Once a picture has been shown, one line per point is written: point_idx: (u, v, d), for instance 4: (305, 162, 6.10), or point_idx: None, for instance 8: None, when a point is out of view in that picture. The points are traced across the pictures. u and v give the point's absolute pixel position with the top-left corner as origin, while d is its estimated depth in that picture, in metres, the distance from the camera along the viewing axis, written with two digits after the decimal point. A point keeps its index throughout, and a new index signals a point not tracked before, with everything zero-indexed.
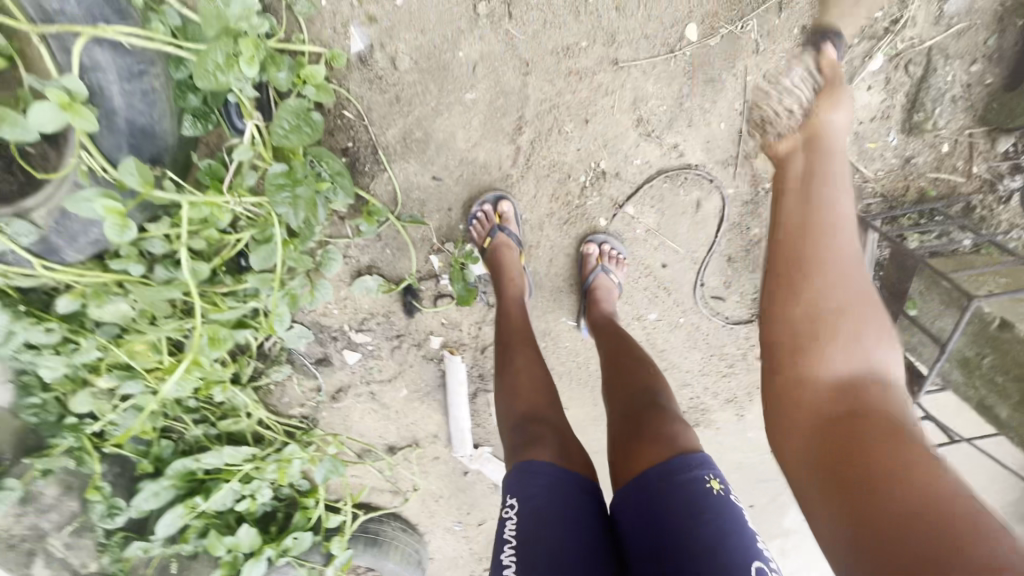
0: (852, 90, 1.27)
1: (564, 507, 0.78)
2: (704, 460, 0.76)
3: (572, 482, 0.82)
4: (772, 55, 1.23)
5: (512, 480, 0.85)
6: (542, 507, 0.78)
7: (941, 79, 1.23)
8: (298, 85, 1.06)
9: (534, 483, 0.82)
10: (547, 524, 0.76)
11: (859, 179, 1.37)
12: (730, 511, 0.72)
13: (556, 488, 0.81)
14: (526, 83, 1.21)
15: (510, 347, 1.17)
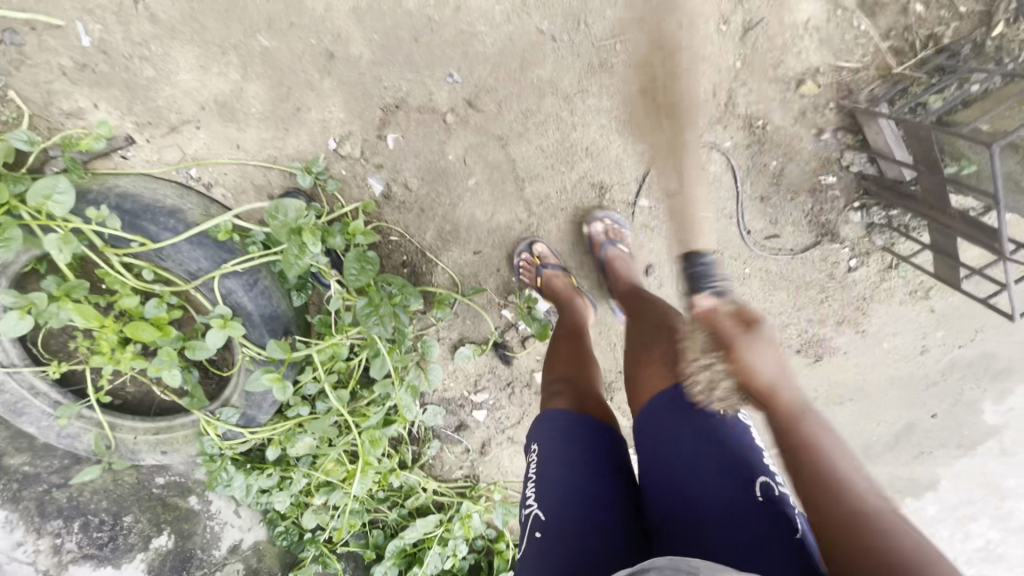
0: (791, 10, 1.32)
1: (578, 445, 0.96)
2: (714, 392, 0.96)
3: (594, 421, 1.01)
4: (701, 20, 1.33)
5: (536, 430, 1.04)
6: (562, 444, 0.97)
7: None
8: (351, 239, 1.40)
9: (554, 428, 1.01)
10: (565, 457, 0.95)
11: (848, 75, 1.37)
12: (734, 435, 0.90)
13: (580, 427, 0.99)
14: (508, 151, 1.44)
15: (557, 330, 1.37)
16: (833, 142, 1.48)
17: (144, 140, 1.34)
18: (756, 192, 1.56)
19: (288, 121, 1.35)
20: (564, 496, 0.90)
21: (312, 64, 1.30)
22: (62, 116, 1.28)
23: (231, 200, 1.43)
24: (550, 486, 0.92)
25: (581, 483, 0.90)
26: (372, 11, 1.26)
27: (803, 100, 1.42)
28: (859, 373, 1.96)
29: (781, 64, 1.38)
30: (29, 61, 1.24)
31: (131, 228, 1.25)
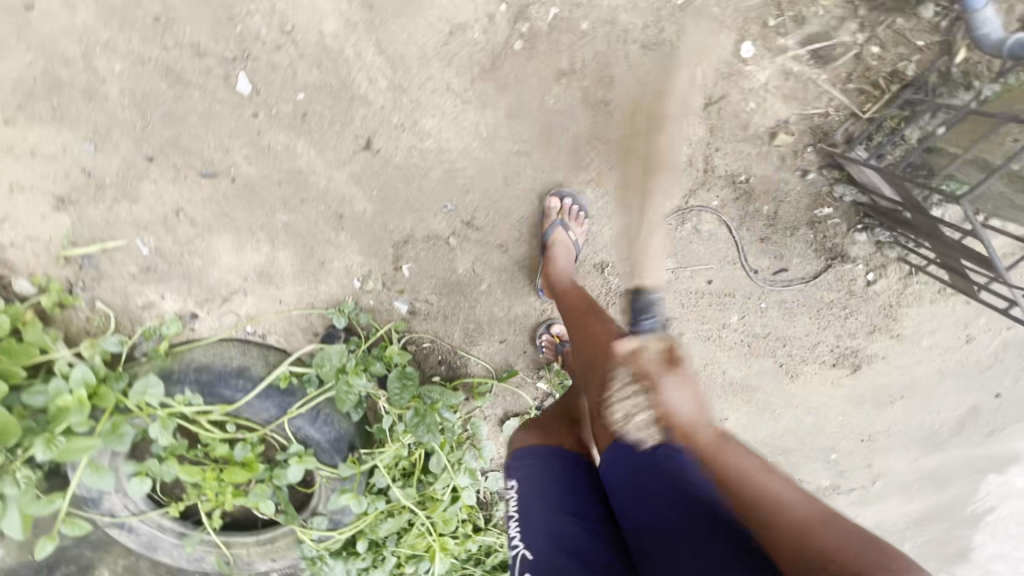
0: (748, 78, 1.37)
1: (544, 486, 1.01)
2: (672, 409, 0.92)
3: (558, 456, 1.06)
4: (665, 104, 1.40)
5: (515, 469, 1.09)
6: (534, 486, 1.02)
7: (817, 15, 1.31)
8: (389, 361, 1.58)
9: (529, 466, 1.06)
10: (535, 501, 1.00)
11: (819, 119, 1.40)
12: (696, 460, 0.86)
13: (546, 465, 1.04)
14: (511, 252, 1.56)
15: None
16: (820, 178, 1.51)
17: (206, 313, 1.57)
18: (754, 235, 1.60)
19: (318, 273, 1.54)
20: (538, 540, 0.95)
21: (328, 225, 1.47)
22: (140, 309, 1.52)
23: (283, 343, 1.64)
24: (529, 533, 0.97)
25: (551, 524, 0.95)
26: (367, 172, 1.41)
27: (781, 149, 1.46)
28: (905, 372, 1.95)
29: (751, 123, 1.42)
30: (105, 275, 1.48)
31: (209, 395, 1.48)
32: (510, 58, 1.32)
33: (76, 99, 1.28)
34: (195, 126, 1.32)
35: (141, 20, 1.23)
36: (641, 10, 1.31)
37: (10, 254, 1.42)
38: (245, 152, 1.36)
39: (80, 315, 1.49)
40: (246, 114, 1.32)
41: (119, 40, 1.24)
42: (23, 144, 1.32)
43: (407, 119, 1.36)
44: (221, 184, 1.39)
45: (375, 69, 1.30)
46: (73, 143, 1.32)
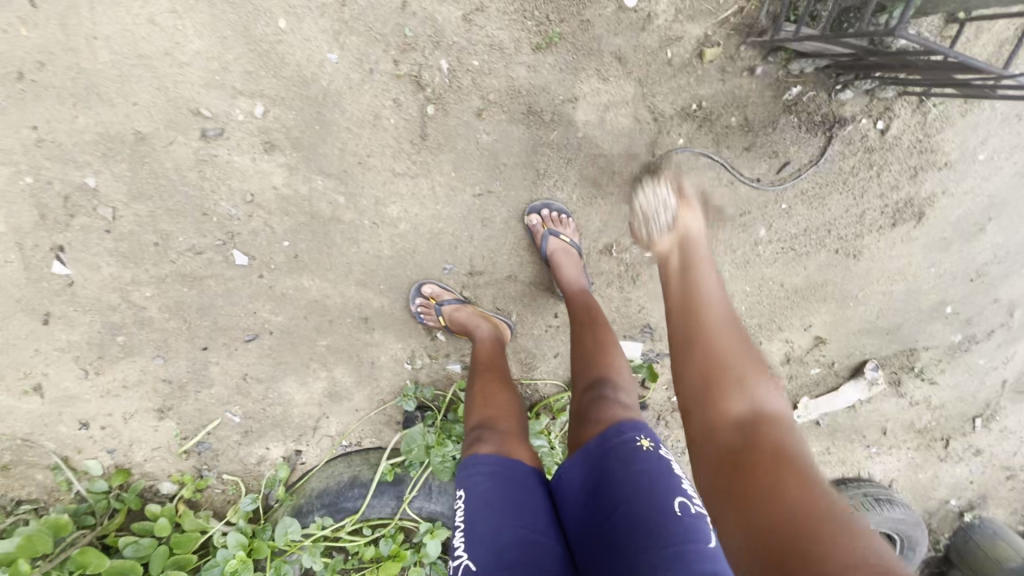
0: (650, 20, 1.40)
1: (506, 491, 1.02)
2: (633, 427, 1.01)
3: (510, 467, 1.07)
4: (586, 83, 1.43)
5: (463, 474, 1.09)
6: (494, 493, 1.02)
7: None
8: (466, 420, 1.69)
9: (478, 471, 1.07)
10: (486, 506, 1.00)
11: (736, 17, 1.41)
12: (652, 462, 0.95)
13: (499, 473, 1.06)
14: (521, 277, 1.62)
15: (480, 374, 1.40)
16: (772, 67, 1.48)
17: (306, 445, 1.77)
18: (737, 149, 1.56)
19: (373, 373, 1.70)
20: (484, 545, 0.95)
21: (362, 331, 1.63)
22: (256, 464, 1.76)
23: (377, 442, 1.80)
24: (474, 536, 0.98)
25: (500, 530, 0.96)
26: (368, 273, 1.55)
27: (718, 61, 1.45)
28: (978, 196, 1.76)
29: (675, 55, 1.43)
30: (220, 451, 1.73)
31: (336, 513, 1.65)
32: (432, 121, 1.42)
33: (135, 330, 1.53)
34: (223, 306, 1.53)
35: (147, 251, 1.44)
36: (519, 18, 1.37)
37: (147, 467, 1.71)
38: (269, 307, 1.55)
39: (217, 490, 1.75)
40: (254, 278, 1.50)
41: (140, 273, 1.46)
42: (116, 382, 1.60)
43: (376, 216, 1.48)
44: (265, 340, 1.60)
45: (331, 191, 1.44)
46: (148, 363, 1.58)
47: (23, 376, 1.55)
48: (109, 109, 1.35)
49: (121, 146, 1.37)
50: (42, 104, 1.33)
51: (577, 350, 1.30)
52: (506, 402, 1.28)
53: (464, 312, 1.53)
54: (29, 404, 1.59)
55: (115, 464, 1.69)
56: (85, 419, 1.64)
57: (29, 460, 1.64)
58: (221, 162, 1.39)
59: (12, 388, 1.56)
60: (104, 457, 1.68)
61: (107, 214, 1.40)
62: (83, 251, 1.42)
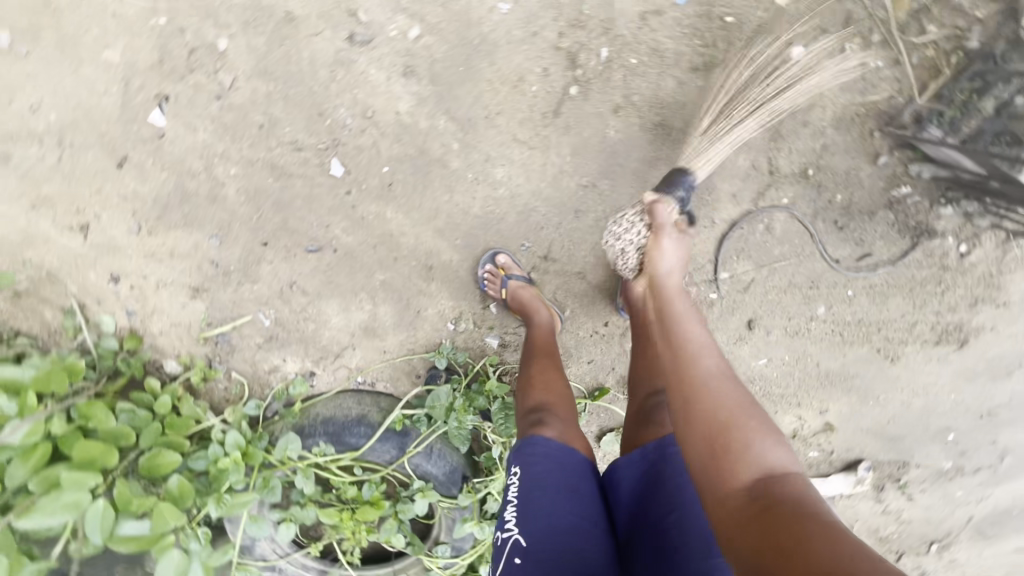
0: (802, 79, 1.41)
1: (562, 477, 1.04)
2: None
3: (566, 453, 1.08)
4: (722, 118, 1.43)
5: (516, 452, 1.10)
6: (550, 477, 1.04)
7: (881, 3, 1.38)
8: (489, 395, 1.69)
9: (534, 451, 1.07)
10: (543, 487, 1.02)
11: (880, 103, 1.45)
12: None
13: (555, 457, 1.06)
14: (589, 278, 1.63)
15: (534, 358, 1.41)
16: (894, 162, 1.50)
17: (322, 370, 1.75)
18: (829, 226, 1.60)
19: (414, 322, 1.69)
20: (537, 526, 0.97)
21: (420, 278, 1.62)
22: (267, 373, 1.73)
23: (390, 388, 1.79)
24: (526, 513, 1.00)
25: (556, 514, 0.98)
26: (450, 226, 1.54)
27: (848, 139, 1.48)
28: (1018, 342, 1.84)
29: (810, 119, 1.46)
30: (238, 348, 1.70)
31: (338, 444, 1.65)
32: (570, 102, 1.42)
33: (204, 204, 1.48)
34: (299, 209, 1.50)
35: (249, 130, 1.40)
36: (687, 35, 1.39)
37: (160, 340, 1.67)
38: (343, 226, 1.53)
39: (220, 385, 1.71)
40: (341, 193, 1.48)
41: (233, 149, 1.42)
42: (164, 248, 1.55)
43: (480, 173, 1.47)
44: (326, 257, 1.57)
45: (449, 135, 1.43)
46: (203, 239, 1.54)
47: (75, 211, 1.48)
48: None
49: (267, 21, 1.34)
50: None
51: (637, 361, 1.33)
52: (563, 391, 1.29)
53: (530, 292, 1.54)
54: (68, 241, 1.53)
55: (131, 327, 1.65)
56: (118, 273, 1.59)
57: (46, 295, 1.59)
58: (357, 70, 1.37)
59: (58, 220, 1.49)
60: (122, 317, 1.64)
61: (225, 81, 1.36)
62: (186, 109, 1.38)
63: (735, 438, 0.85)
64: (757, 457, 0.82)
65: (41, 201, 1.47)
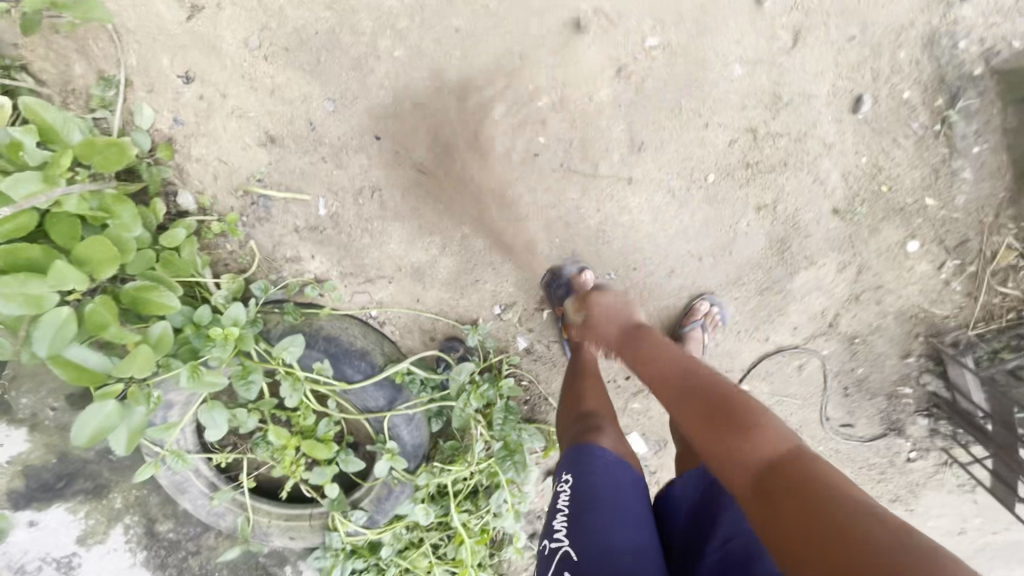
0: (899, 268, 1.54)
1: (618, 490, 1.03)
2: None
3: (622, 468, 1.07)
4: (824, 262, 1.54)
5: (569, 461, 1.09)
6: (607, 487, 1.03)
7: (997, 245, 1.47)
8: (499, 391, 1.64)
9: (591, 463, 1.07)
10: (599, 500, 1.00)
11: (939, 318, 1.60)
12: None
13: (610, 470, 1.05)
14: (640, 333, 1.66)
15: (575, 370, 1.39)
16: (915, 364, 1.68)
17: (342, 285, 1.58)
18: (841, 385, 1.72)
19: (465, 288, 1.60)
20: (592, 540, 0.95)
21: (497, 252, 1.54)
22: (284, 260, 1.53)
23: (396, 336, 1.66)
24: (581, 527, 0.98)
25: (612, 529, 0.97)
26: (558, 221, 1.50)
27: (899, 331, 1.63)
28: None
29: (884, 301, 1.59)
30: (271, 219, 1.49)
31: (334, 368, 1.49)
32: (727, 179, 1.43)
33: (344, 65, 1.32)
34: (434, 126, 1.38)
35: (443, 28, 1.30)
36: (847, 185, 1.44)
37: (189, 166, 1.42)
38: (462, 165, 1.43)
39: (227, 246, 1.49)
40: (485, 135, 1.39)
41: (412, 34, 1.30)
42: (268, 81, 1.34)
43: (616, 193, 1.46)
44: (427, 183, 1.45)
45: (616, 144, 1.40)
46: (317, 97, 1.36)
47: None
48: None
49: None
50: None
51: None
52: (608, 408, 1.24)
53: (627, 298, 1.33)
54: (169, 13, 1.29)
55: (167, 137, 1.39)
56: (193, 75, 1.34)
57: (93, 49, 1.31)
58: (576, 39, 1.30)
59: None
60: (164, 120, 1.38)
61: None
62: None
63: (731, 442, 0.85)
64: (752, 441, 0.83)
65: None
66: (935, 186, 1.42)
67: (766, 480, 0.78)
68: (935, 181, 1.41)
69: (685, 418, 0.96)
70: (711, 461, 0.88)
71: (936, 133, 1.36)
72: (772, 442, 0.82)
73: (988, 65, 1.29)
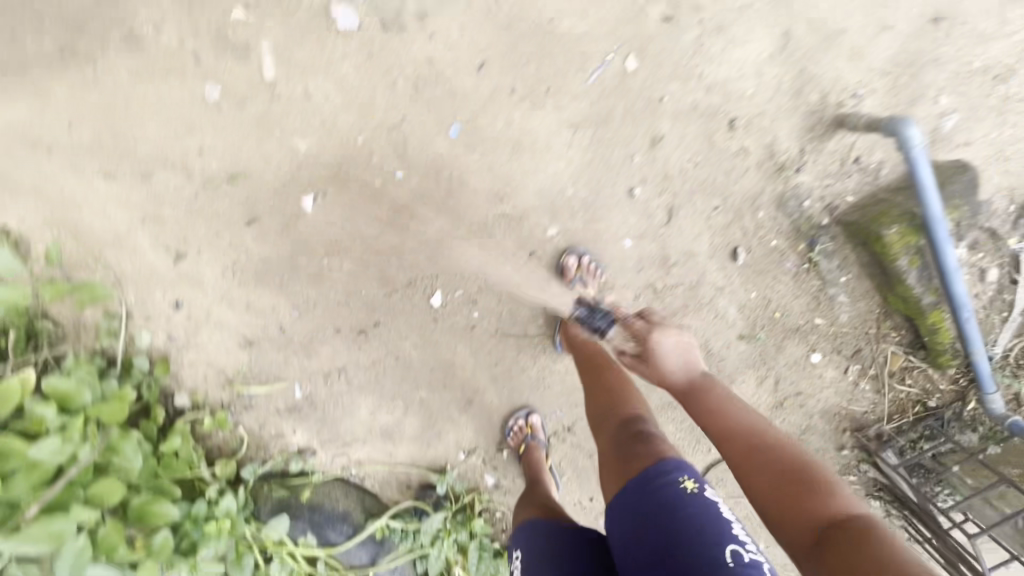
0: (809, 376, 1.73)
1: (556, 547, 1.14)
2: (678, 466, 1.06)
3: (563, 525, 1.20)
4: (742, 380, 1.73)
5: (523, 542, 1.24)
6: (547, 549, 1.15)
7: (885, 351, 1.65)
8: (470, 530, 1.82)
9: (537, 534, 1.21)
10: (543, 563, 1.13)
11: (858, 414, 1.76)
12: (698, 505, 1.00)
13: (550, 533, 1.19)
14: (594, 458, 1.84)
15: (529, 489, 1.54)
16: (850, 456, 1.82)
17: (323, 452, 1.79)
18: None
19: (431, 440, 1.80)
20: None
21: (454, 406, 1.76)
22: (270, 438, 1.75)
23: (376, 487, 1.84)
24: None
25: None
26: (503, 375, 1.72)
27: (826, 429, 1.79)
28: None
29: (805, 404, 1.77)
30: (256, 406, 1.72)
31: (318, 536, 1.67)
32: (639, 325, 1.66)
33: (303, 279, 1.59)
34: (384, 315, 1.63)
35: (378, 242, 1.56)
36: (745, 316, 1.65)
37: (184, 372, 1.67)
38: (413, 343, 1.67)
39: (220, 434, 1.71)
40: (428, 317, 1.64)
41: (356, 250, 1.56)
42: (243, 299, 1.61)
43: (548, 346, 1.69)
44: (385, 360, 1.69)
45: (539, 310, 1.64)
46: (283, 306, 1.62)
47: (180, 239, 1.54)
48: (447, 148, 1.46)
49: (442, 175, 1.49)
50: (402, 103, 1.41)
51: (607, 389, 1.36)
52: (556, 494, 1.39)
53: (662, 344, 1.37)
54: (156, 259, 1.57)
55: (164, 352, 1.65)
56: (182, 302, 1.62)
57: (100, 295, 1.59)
58: (490, 237, 1.55)
59: (159, 240, 1.55)
60: (160, 339, 1.64)
61: (381, 200, 1.51)
62: (336, 209, 1.52)
63: (806, 500, 0.95)
64: (824, 503, 0.93)
65: (152, 219, 1.53)
66: (819, 309, 1.63)
67: (832, 534, 0.89)
68: (818, 305, 1.63)
69: (753, 488, 1.03)
70: (776, 510, 0.97)
71: (805, 270, 1.58)
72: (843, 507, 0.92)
73: (831, 216, 1.51)
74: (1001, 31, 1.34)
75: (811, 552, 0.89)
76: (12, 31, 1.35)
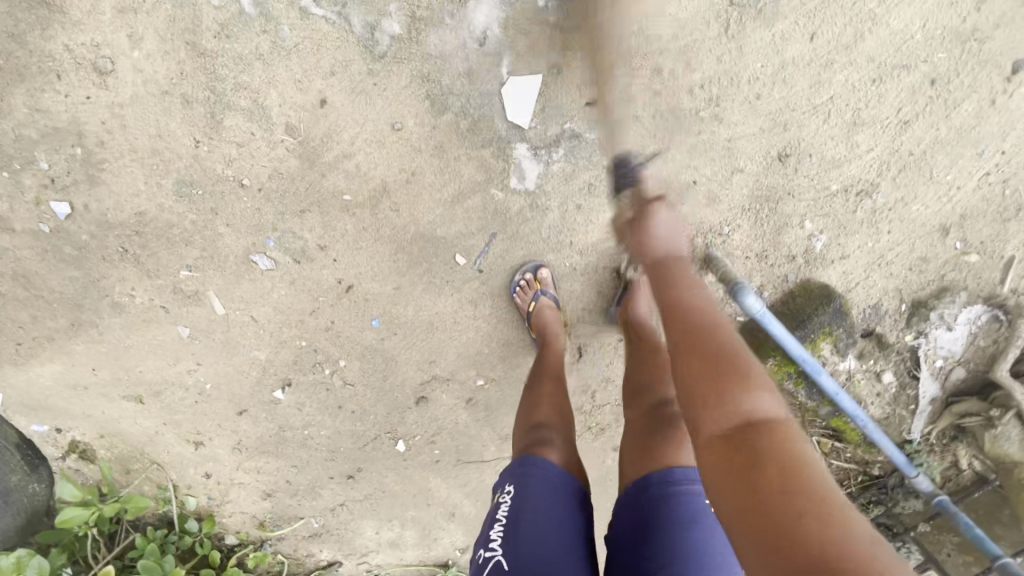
0: None
1: (557, 508, 1.01)
2: (703, 481, 0.99)
3: (570, 481, 1.06)
4: None
5: (515, 473, 1.06)
6: (551, 504, 1.01)
7: (810, 434, 1.73)
8: None
9: (536, 474, 1.04)
10: (542, 516, 0.99)
11: None
12: (710, 532, 0.96)
13: (559, 481, 1.05)
14: None
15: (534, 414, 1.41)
16: None
17: (348, 561, 2.16)
18: None
19: (431, 543, 2.12)
20: (526, 555, 0.95)
21: (442, 516, 2.06)
22: (305, 556, 2.14)
23: None
24: (519, 537, 0.96)
25: (552, 549, 0.96)
26: (475, 488, 2.00)
27: None
28: None
29: None
30: (286, 538, 2.11)
31: None
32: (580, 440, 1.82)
33: (294, 445, 1.93)
34: (363, 461, 1.94)
35: (343, 411, 1.84)
36: None
37: (228, 520, 2.07)
38: (394, 477, 1.97)
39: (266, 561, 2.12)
40: (399, 458, 1.92)
41: (328, 420, 1.87)
42: (253, 465, 1.97)
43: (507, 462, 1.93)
44: (376, 492, 2.01)
45: (490, 439, 1.89)
46: (284, 466, 1.97)
47: (194, 432, 1.91)
48: (374, 334, 1.70)
49: (376, 355, 1.74)
50: (334, 308, 1.67)
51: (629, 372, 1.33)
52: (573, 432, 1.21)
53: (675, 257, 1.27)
54: (182, 448, 1.95)
55: (209, 509, 2.05)
56: (211, 473, 1.99)
57: (152, 476, 1.98)
58: (432, 392, 1.79)
59: (181, 435, 1.92)
60: (204, 500, 2.03)
61: (335, 380, 1.79)
62: (301, 394, 1.82)
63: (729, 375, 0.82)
64: (739, 395, 0.78)
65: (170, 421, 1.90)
66: None
67: (746, 442, 0.73)
68: None
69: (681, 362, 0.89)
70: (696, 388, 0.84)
71: None
72: (763, 408, 0.76)
73: None
74: (852, 153, 1.37)
75: (717, 441, 0.76)
76: (35, 315, 1.72)
